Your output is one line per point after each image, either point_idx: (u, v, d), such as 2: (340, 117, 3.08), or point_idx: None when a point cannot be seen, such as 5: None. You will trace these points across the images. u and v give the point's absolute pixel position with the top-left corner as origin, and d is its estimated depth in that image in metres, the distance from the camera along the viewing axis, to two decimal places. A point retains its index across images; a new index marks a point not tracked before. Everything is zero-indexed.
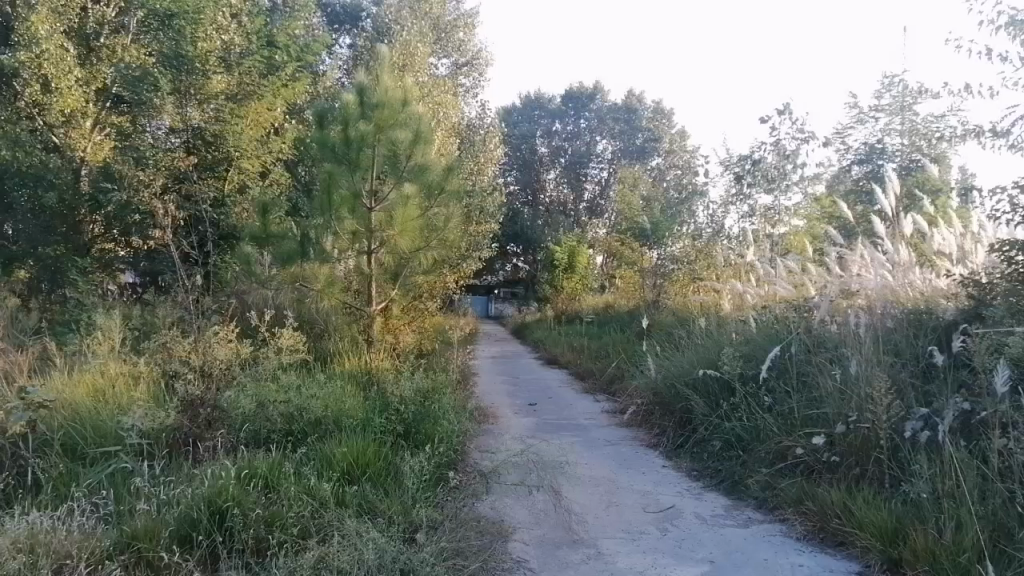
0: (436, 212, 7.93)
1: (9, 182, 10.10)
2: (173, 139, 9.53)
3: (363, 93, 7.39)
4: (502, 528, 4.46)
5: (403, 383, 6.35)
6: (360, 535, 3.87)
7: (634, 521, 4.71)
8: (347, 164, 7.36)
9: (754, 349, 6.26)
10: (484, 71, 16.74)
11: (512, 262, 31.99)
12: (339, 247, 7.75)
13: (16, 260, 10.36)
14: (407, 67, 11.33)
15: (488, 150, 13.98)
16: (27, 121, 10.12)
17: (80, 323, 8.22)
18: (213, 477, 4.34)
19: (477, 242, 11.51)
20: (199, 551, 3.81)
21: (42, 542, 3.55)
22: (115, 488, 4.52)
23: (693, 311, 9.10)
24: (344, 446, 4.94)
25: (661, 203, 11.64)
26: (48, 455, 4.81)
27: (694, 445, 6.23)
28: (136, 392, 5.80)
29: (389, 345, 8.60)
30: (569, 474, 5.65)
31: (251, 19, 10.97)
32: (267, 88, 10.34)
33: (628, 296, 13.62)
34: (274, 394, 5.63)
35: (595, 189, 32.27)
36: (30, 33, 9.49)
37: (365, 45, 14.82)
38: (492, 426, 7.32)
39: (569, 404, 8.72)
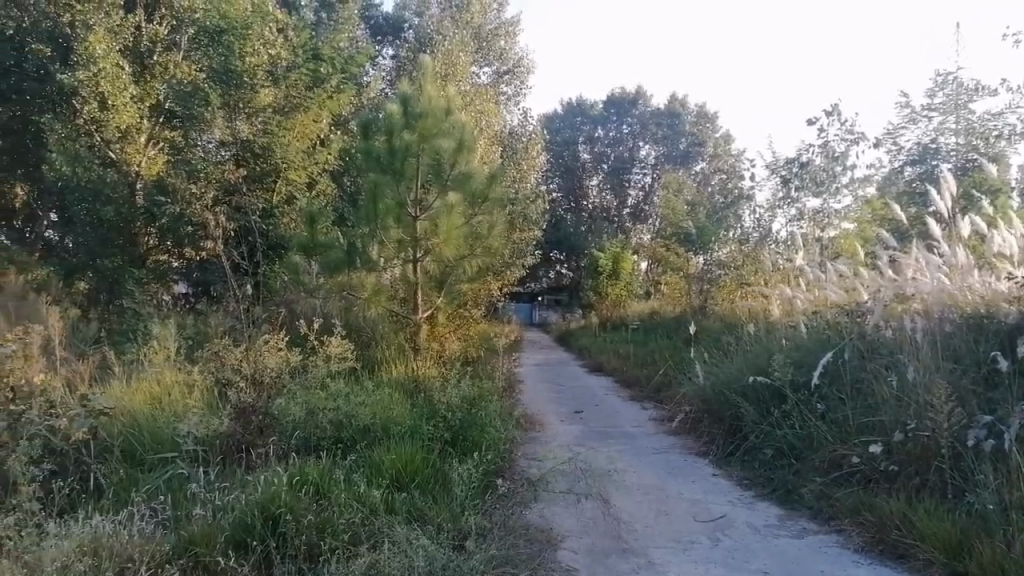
0: (480, 220, 7.94)
1: (70, 198, 10.53)
2: (223, 152, 9.72)
3: (407, 103, 7.51)
4: (550, 536, 4.44)
5: (449, 391, 6.38)
6: (410, 542, 3.89)
7: (684, 530, 4.65)
8: (392, 173, 7.48)
9: (804, 355, 6.15)
10: (525, 78, 16.81)
11: (556, 270, 32.01)
12: (385, 255, 7.81)
13: (76, 271, 10.96)
14: (449, 76, 11.44)
15: (532, 157, 13.99)
16: (85, 138, 10.36)
17: (137, 332, 8.47)
18: (266, 484, 4.42)
19: (521, 249, 11.54)
20: (253, 557, 3.88)
21: (105, 545, 3.66)
22: (172, 493, 4.63)
23: (742, 317, 8.96)
24: (392, 453, 4.99)
25: (707, 207, 11.51)
26: (109, 461, 4.96)
27: (745, 454, 6.13)
28: (191, 399, 5.93)
29: (435, 352, 8.67)
30: (617, 483, 5.61)
31: (297, 34, 11.18)
32: (313, 100, 10.46)
33: (674, 302, 13.50)
34: (323, 403, 5.71)
35: (638, 194, 32.28)
36: (88, 52, 9.90)
37: (408, 56, 14.97)
38: (538, 433, 7.29)
39: (616, 411, 8.64)
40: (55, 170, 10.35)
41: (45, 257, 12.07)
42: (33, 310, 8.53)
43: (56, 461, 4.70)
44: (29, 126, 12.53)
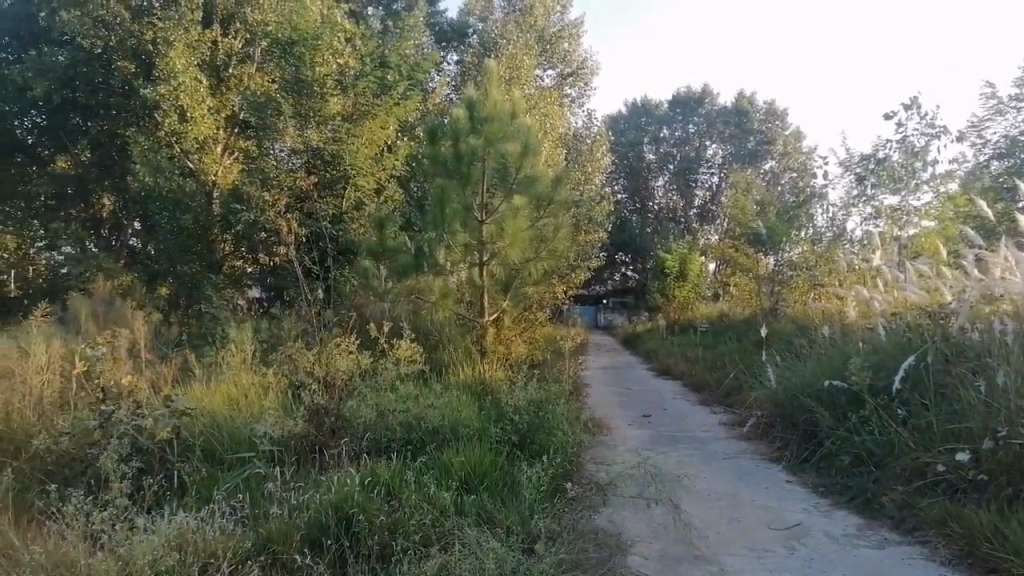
0: (547, 223, 7.93)
1: (152, 206, 11.03)
2: (295, 160, 10.17)
3: (473, 108, 7.56)
4: (620, 541, 4.40)
5: (517, 393, 6.42)
6: (480, 544, 3.93)
7: (759, 538, 4.53)
8: (459, 178, 7.57)
9: (883, 359, 5.94)
10: (589, 80, 16.86)
11: (620, 271, 31.92)
12: (451, 260, 7.87)
13: (158, 277, 11.49)
14: (513, 80, 11.49)
15: (597, 159, 13.97)
16: (167, 149, 10.80)
17: (215, 336, 8.79)
18: (339, 484, 4.52)
19: (587, 252, 11.48)
20: (328, 555, 3.97)
21: (190, 540, 3.79)
22: (250, 492, 4.77)
23: (815, 319, 8.71)
24: (462, 455, 5.05)
25: (777, 206, 11.24)
26: (191, 459, 5.14)
27: (821, 460, 5.94)
28: (267, 401, 6.10)
29: (501, 355, 8.72)
30: (688, 488, 5.52)
31: (364, 43, 11.37)
32: (381, 106, 10.63)
33: (743, 303, 13.23)
34: (393, 405, 5.84)
35: (705, 195, 31.84)
36: (169, 67, 10.33)
37: (472, 60, 15.10)
38: (605, 437, 7.24)
39: (685, 415, 8.51)
40: (139, 180, 10.80)
41: (129, 264, 12.69)
42: (120, 315, 8.95)
43: (143, 459, 4.90)
44: (113, 138, 13.34)
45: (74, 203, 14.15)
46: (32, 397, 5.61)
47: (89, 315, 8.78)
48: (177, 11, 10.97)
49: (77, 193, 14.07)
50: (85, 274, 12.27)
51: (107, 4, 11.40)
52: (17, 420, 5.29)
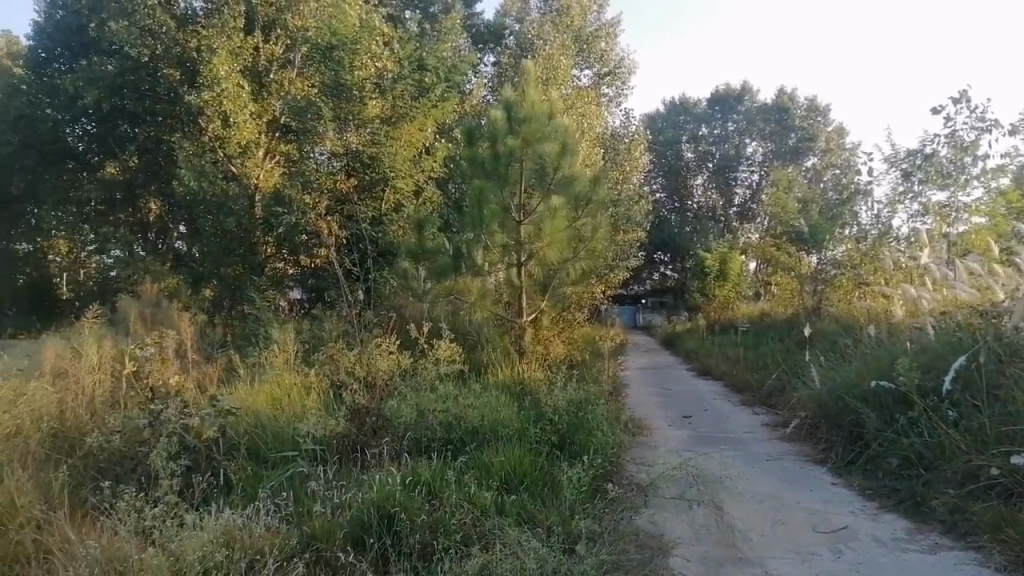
0: (585, 223, 7.90)
1: (197, 210, 11.26)
2: (335, 163, 10.23)
3: (510, 109, 7.58)
4: (662, 543, 4.36)
5: (556, 393, 6.42)
6: (521, 544, 3.93)
7: (805, 541, 4.46)
8: (496, 179, 7.60)
9: (933, 359, 5.80)
10: (626, 79, 16.76)
11: (659, 271, 31.72)
12: (489, 260, 7.88)
13: (204, 280, 11.74)
14: (550, 80, 11.47)
15: (634, 158, 13.91)
16: (211, 153, 11.06)
17: (258, 337, 8.94)
18: (380, 483, 4.56)
19: (626, 251, 11.43)
20: (371, 553, 4.02)
21: (237, 537, 3.86)
22: (294, 490, 4.83)
23: (860, 319, 8.54)
24: (502, 455, 5.07)
25: (820, 204, 11.01)
26: (236, 458, 5.24)
27: (868, 463, 5.82)
28: (310, 400, 6.18)
29: (539, 355, 8.72)
30: (731, 490, 5.45)
31: (402, 46, 11.43)
32: (419, 109, 10.70)
33: (785, 303, 13.01)
34: (433, 405, 5.87)
35: (745, 193, 31.39)
36: (213, 74, 10.52)
37: (509, 62, 15.11)
38: (646, 437, 7.19)
39: (726, 416, 8.41)
40: (184, 185, 11.05)
41: (175, 266, 12.99)
42: (167, 317, 9.16)
43: (191, 457, 4.99)
44: (160, 144, 13.55)
45: (123, 209, 14.70)
46: (84, 397, 5.77)
47: (137, 317, 9.00)
48: (220, 19, 11.18)
49: (125, 199, 14.58)
50: (133, 277, 12.59)
51: (153, 14, 11.56)
52: (71, 418, 5.43)
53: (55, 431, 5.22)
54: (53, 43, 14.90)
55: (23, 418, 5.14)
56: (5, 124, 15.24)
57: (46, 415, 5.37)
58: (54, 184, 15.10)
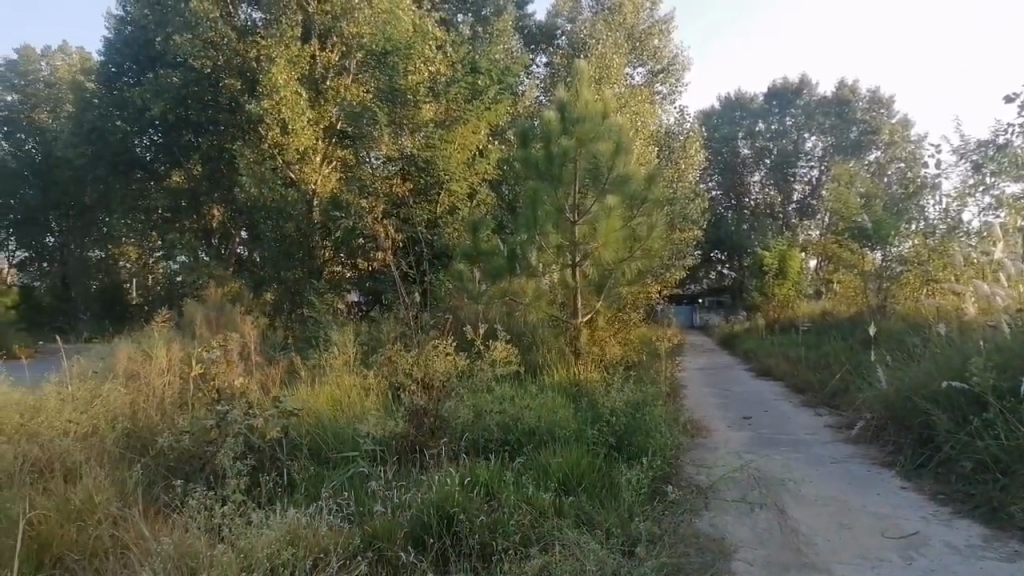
0: (640, 222, 7.85)
1: (258, 216, 11.54)
2: (390, 167, 10.44)
3: (564, 109, 7.65)
4: (723, 546, 4.30)
5: (614, 395, 6.36)
6: (580, 547, 3.92)
7: (873, 546, 4.33)
8: (551, 179, 7.60)
9: (1009, 358, 5.60)
10: (680, 76, 16.60)
11: (716, 270, 31.20)
12: (544, 261, 7.87)
13: (264, 284, 12.00)
14: (603, 79, 11.42)
15: (689, 156, 13.73)
16: (270, 160, 11.25)
17: (318, 339, 9.12)
18: (439, 483, 4.59)
19: (682, 251, 11.32)
20: (431, 553, 4.06)
21: (302, 536, 3.93)
22: (355, 490, 4.91)
23: (929, 317, 8.26)
24: (559, 456, 5.06)
25: (883, 198, 10.66)
26: (299, 458, 5.35)
27: (939, 466, 5.62)
28: (369, 401, 6.28)
29: (595, 356, 8.68)
30: (794, 492, 5.34)
31: (455, 49, 11.52)
32: (472, 112, 10.80)
33: (848, 301, 12.66)
34: (490, 406, 5.90)
35: (806, 189, 30.39)
36: (272, 82, 10.76)
37: (561, 62, 15.07)
38: (705, 439, 7.08)
39: (787, 417, 8.24)
40: (246, 192, 11.35)
41: (238, 271, 13.34)
42: (230, 320, 9.43)
43: (255, 457, 5.12)
44: (222, 153, 13.93)
45: (188, 215, 15.15)
46: (155, 399, 5.98)
47: (202, 321, 9.27)
48: (278, 28, 11.40)
49: (189, 207, 15.08)
50: (199, 281, 12.99)
51: (215, 26, 11.88)
52: (143, 418, 5.62)
53: (129, 432, 5.40)
54: (121, 58, 15.44)
55: (99, 419, 5.34)
56: (79, 136, 15.89)
57: (120, 415, 5.57)
58: (124, 192, 15.73)
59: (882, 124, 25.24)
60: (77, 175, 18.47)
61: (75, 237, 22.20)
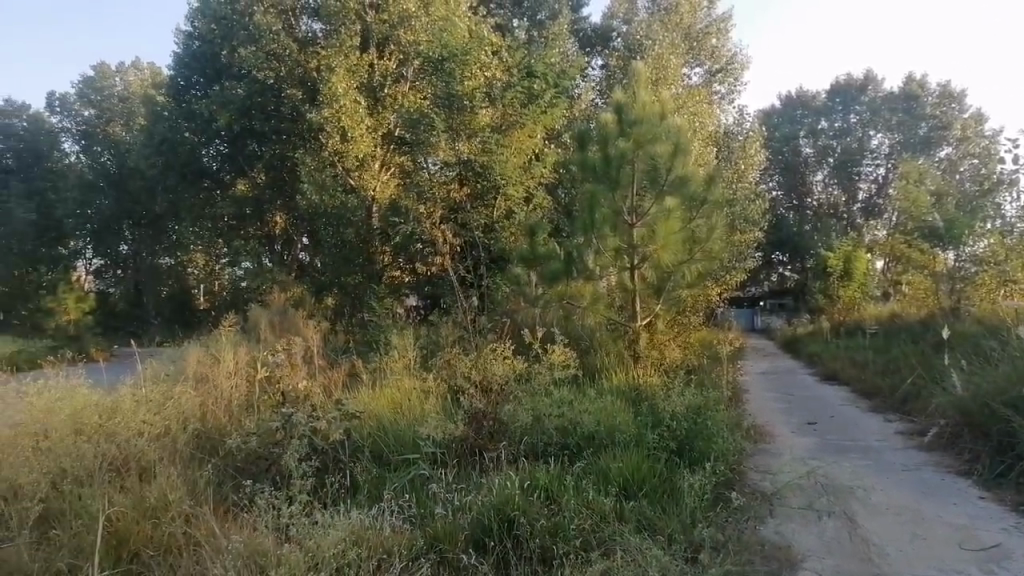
0: (699, 224, 7.74)
1: (319, 222, 11.79)
2: (447, 172, 10.54)
3: (622, 111, 7.55)
4: (790, 554, 4.21)
5: (674, 399, 6.26)
6: (643, 552, 3.88)
7: (950, 558, 4.16)
8: (608, 181, 7.55)
9: None
10: (739, 75, 16.37)
11: (778, 271, 30.58)
12: (601, 264, 7.83)
13: (326, 289, 12.26)
14: (660, 80, 11.29)
15: (749, 155, 13.47)
16: (330, 168, 11.50)
17: (379, 343, 9.26)
18: (499, 486, 4.60)
19: (742, 252, 11.11)
20: (492, 557, 4.07)
21: (365, 537, 3.97)
22: (416, 492, 4.96)
23: (1008, 320, 7.91)
24: (619, 461, 5.02)
25: (956, 196, 10.25)
26: (361, 459, 5.43)
27: (1020, 477, 5.37)
28: (429, 404, 6.34)
29: (655, 359, 8.58)
30: (864, 500, 5.17)
31: (511, 54, 11.52)
32: (529, 116, 10.78)
33: (918, 303, 12.23)
34: (548, 410, 5.86)
35: (871, 187, 29.66)
36: (332, 91, 10.98)
37: (618, 64, 14.97)
38: (769, 445, 6.92)
39: (854, 423, 7.99)
40: (308, 199, 11.62)
41: (300, 276, 13.67)
42: (293, 325, 9.65)
43: (319, 459, 5.23)
44: (285, 161, 14.31)
45: (253, 223, 15.61)
46: (223, 401, 6.17)
47: (267, 325, 9.53)
48: (338, 38, 11.65)
49: (254, 214, 15.53)
50: (263, 286, 13.37)
51: (278, 39, 12.27)
52: (212, 420, 5.79)
53: (199, 432, 5.58)
54: (190, 72, 16.03)
55: (171, 420, 5.52)
56: (151, 148, 16.56)
57: (190, 416, 5.76)
58: (191, 201, 16.24)
59: (953, 120, 24.27)
60: (150, 185, 19.29)
61: (147, 246, 23.01)
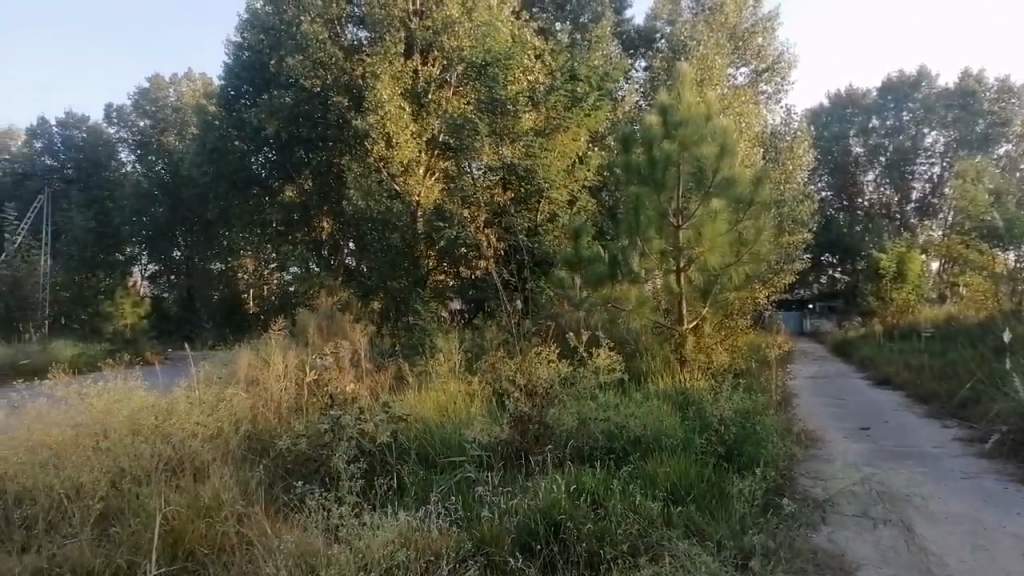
0: (747, 225, 7.62)
1: (365, 226, 11.93)
2: (491, 176, 10.35)
3: (666, 113, 7.49)
4: (844, 563, 4.12)
5: (722, 402, 6.18)
6: (691, 557, 3.83)
7: (1014, 570, 4.02)
8: (653, 184, 7.49)
9: None
10: (786, 74, 16.11)
11: (827, 274, 29.95)
12: (647, 266, 7.76)
13: (372, 293, 12.40)
14: (705, 81, 11.17)
15: (797, 155, 13.24)
16: (376, 173, 11.65)
17: (425, 346, 9.34)
18: (546, 490, 4.59)
19: (791, 254, 10.91)
20: (539, 560, 4.05)
21: (413, 539, 4.00)
22: (462, 494, 4.98)
23: None
24: (666, 465, 4.98)
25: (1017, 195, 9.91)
26: (408, 461, 5.47)
27: None
28: (475, 407, 6.37)
29: (702, 363, 8.48)
30: (922, 509, 5.01)
31: (554, 57, 11.50)
32: (572, 119, 10.85)
33: (976, 305, 11.85)
34: (593, 413, 5.84)
35: (925, 187, 28.96)
36: (377, 97, 11.16)
37: (662, 65, 14.81)
38: (821, 450, 6.78)
39: (910, 428, 7.77)
40: (354, 205, 11.78)
41: (347, 280, 13.87)
42: (340, 328, 9.78)
43: (367, 460, 5.29)
44: (332, 167, 14.56)
45: (301, 228, 15.89)
46: (273, 403, 6.30)
47: (315, 328, 9.69)
48: (382, 46, 11.82)
49: (301, 219, 15.79)
50: (311, 291, 13.60)
51: (324, 47, 12.40)
52: (263, 422, 5.92)
53: (250, 433, 5.69)
54: (239, 81, 16.41)
55: (224, 421, 5.64)
56: (202, 156, 17.01)
57: (242, 417, 5.88)
58: (241, 208, 16.65)
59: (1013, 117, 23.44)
60: (201, 193, 19.78)
61: (198, 251, 23.17)
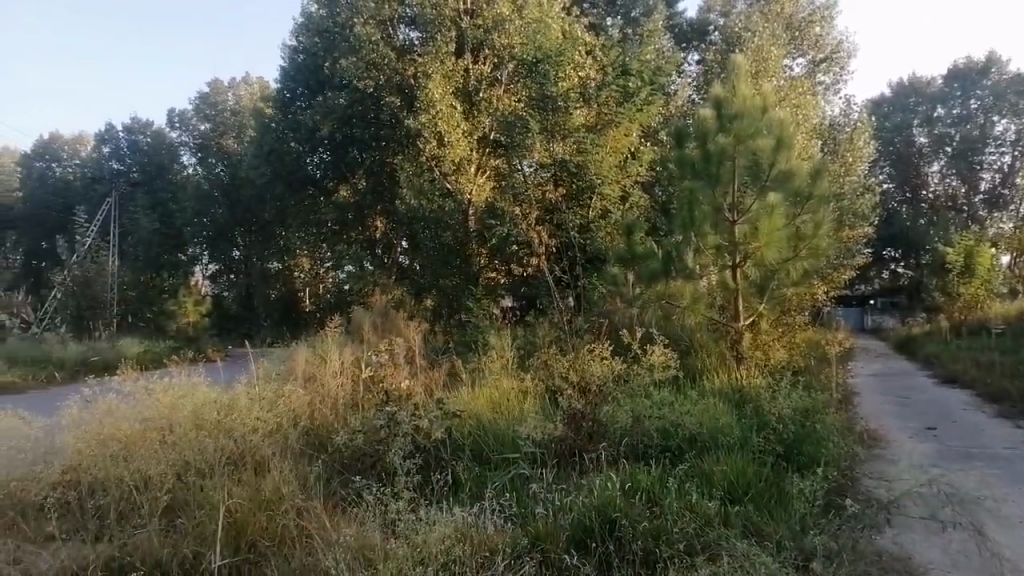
0: (804, 220, 7.43)
1: (417, 225, 12.02)
2: (543, 173, 10.26)
3: (720, 106, 7.41)
4: (911, 567, 3.99)
5: (780, 401, 6.04)
6: (750, 557, 3.75)
7: None
8: (708, 178, 7.38)
9: None
10: (845, 64, 15.72)
11: (889, 268, 29.10)
12: (701, 263, 7.62)
13: (424, 291, 12.48)
14: (760, 73, 10.92)
15: (856, 147, 12.89)
16: (428, 172, 11.80)
17: (477, 344, 9.36)
18: (600, 488, 4.56)
19: (851, 248, 10.60)
20: (594, 557, 4.02)
21: (468, 536, 4.01)
22: (516, 491, 4.97)
23: None
24: (723, 464, 4.90)
25: None
26: (462, 458, 5.49)
27: None
28: (527, 405, 6.36)
29: (758, 360, 8.30)
30: (995, 513, 4.81)
31: (605, 53, 11.43)
32: (625, 114, 10.70)
33: None
34: (647, 411, 5.78)
35: (994, 176, 27.82)
36: (429, 97, 11.23)
37: (716, 58, 14.57)
38: (885, 450, 6.58)
39: (978, 428, 7.49)
40: (407, 203, 11.88)
41: (400, 278, 14.02)
42: (394, 326, 9.87)
43: (422, 457, 5.33)
44: (385, 166, 14.76)
45: (355, 227, 16.13)
46: (330, 400, 6.41)
47: (370, 326, 9.81)
48: (434, 45, 11.97)
49: (355, 219, 16.03)
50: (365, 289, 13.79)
51: (376, 48, 12.56)
52: (321, 419, 6.02)
53: (308, 430, 5.79)
54: (294, 84, 16.75)
55: (282, 418, 5.74)
56: (260, 158, 17.40)
57: (300, 414, 6.00)
58: (296, 207, 16.93)
59: None
60: (259, 194, 20.26)
61: (256, 250, 23.58)
